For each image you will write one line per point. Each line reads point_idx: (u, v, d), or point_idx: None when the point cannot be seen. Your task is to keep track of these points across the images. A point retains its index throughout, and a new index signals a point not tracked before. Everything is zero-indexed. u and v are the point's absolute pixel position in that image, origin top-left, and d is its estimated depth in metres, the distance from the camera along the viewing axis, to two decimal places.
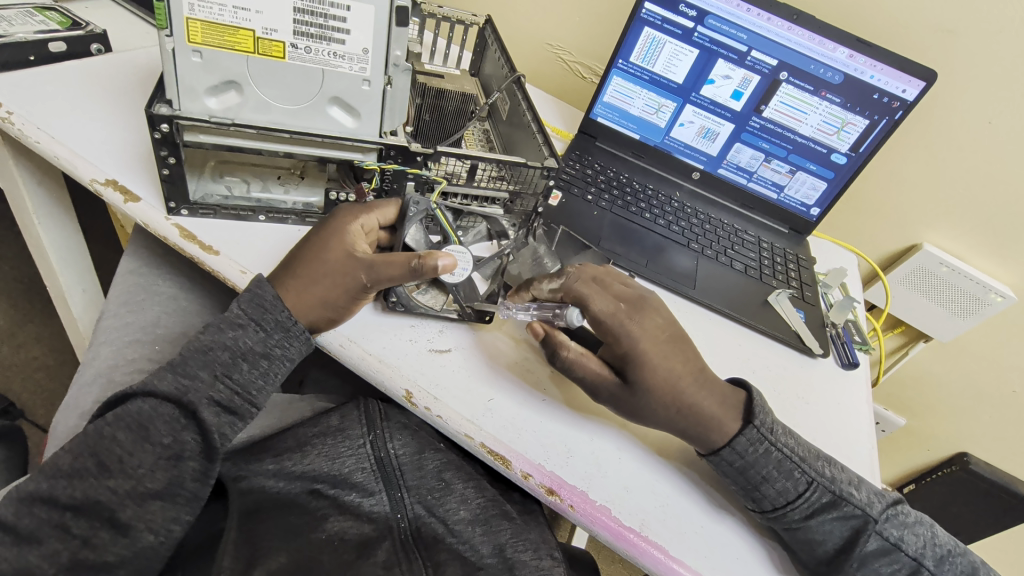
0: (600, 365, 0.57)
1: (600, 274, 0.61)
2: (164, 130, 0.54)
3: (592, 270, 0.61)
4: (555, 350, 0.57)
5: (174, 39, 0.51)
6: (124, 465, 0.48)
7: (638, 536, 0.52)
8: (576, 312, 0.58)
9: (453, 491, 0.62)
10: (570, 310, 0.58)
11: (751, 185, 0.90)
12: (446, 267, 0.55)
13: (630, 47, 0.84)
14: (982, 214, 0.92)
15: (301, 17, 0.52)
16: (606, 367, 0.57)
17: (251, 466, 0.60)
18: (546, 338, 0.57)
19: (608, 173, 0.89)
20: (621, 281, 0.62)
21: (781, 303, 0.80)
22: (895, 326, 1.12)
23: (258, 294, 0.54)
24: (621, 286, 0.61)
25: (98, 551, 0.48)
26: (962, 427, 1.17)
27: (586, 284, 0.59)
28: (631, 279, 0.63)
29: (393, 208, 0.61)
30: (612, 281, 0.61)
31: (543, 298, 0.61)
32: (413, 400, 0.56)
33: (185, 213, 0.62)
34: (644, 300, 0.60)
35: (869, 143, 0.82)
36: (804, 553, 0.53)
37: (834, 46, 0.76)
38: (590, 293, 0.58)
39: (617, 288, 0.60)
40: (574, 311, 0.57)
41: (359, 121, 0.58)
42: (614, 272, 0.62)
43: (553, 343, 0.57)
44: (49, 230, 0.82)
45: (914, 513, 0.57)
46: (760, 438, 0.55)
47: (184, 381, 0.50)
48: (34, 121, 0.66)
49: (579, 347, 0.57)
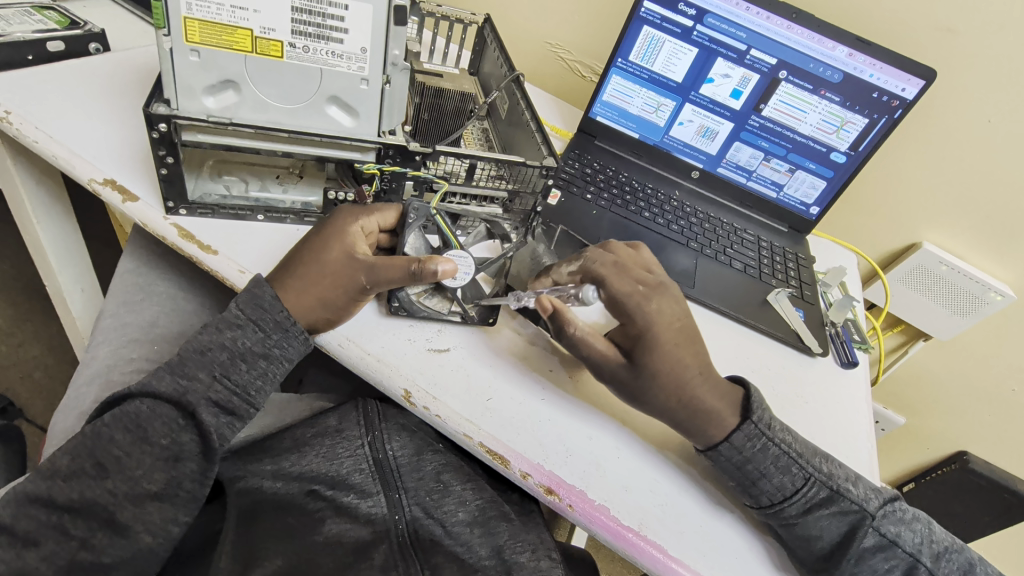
0: (608, 347, 0.57)
1: (623, 259, 0.59)
2: (163, 130, 0.54)
3: (614, 256, 0.60)
4: (562, 328, 0.57)
5: (172, 39, 0.51)
6: (122, 466, 0.48)
7: (638, 536, 0.52)
8: (593, 290, 0.57)
9: (452, 493, 0.62)
10: (587, 287, 0.57)
11: (750, 184, 0.90)
12: (447, 272, 0.55)
13: (629, 46, 0.84)
14: (983, 213, 0.92)
15: (299, 16, 0.52)
16: (612, 350, 0.57)
17: (250, 466, 0.60)
18: (555, 313, 0.57)
19: (608, 172, 0.89)
20: (643, 268, 0.60)
21: (781, 301, 0.80)
22: (894, 324, 1.11)
23: (257, 294, 0.54)
24: (643, 271, 0.59)
25: (95, 552, 0.48)
26: (960, 425, 1.17)
27: (605, 266, 0.58)
28: (654, 264, 0.62)
29: (393, 211, 0.61)
30: (632, 266, 0.59)
31: (561, 281, 0.62)
32: (412, 400, 0.56)
33: (184, 212, 0.62)
34: (665, 287, 0.59)
35: (868, 142, 0.82)
36: (802, 551, 0.53)
37: (833, 45, 0.76)
38: (609, 275, 0.58)
39: (637, 272, 0.59)
40: (591, 289, 0.57)
41: (358, 121, 0.58)
42: (635, 260, 0.61)
43: (561, 321, 0.57)
44: (48, 231, 0.82)
45: (912, 511, 0.56)
46: (758, 434, 0.55)
47: (183, 382, 0.50)
48: (33, 121, 0.66)
49: (588, 325, 0.58)
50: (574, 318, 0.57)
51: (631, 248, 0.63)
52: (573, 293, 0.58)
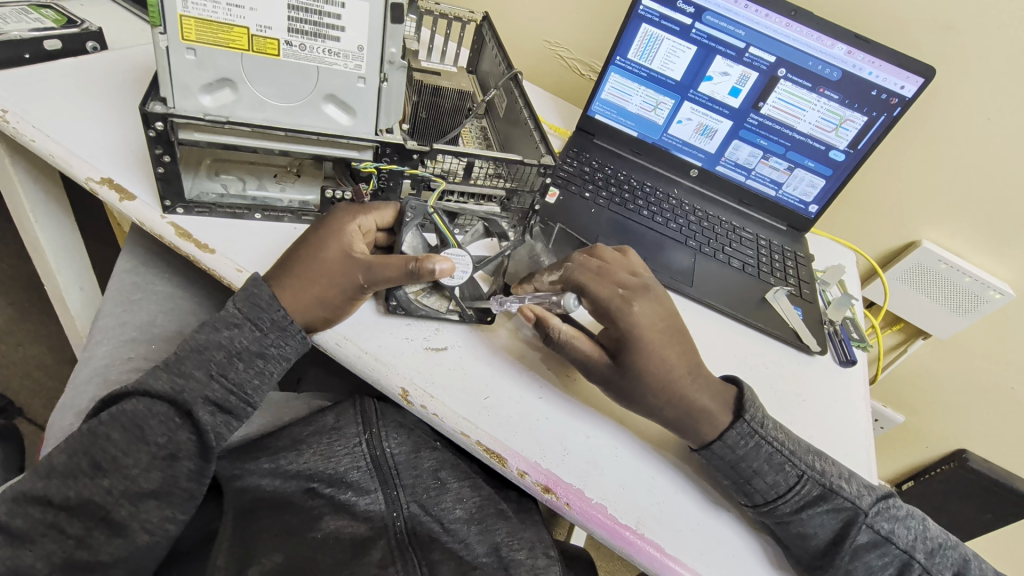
0: (592, 348, 0.57)
1: (605, 265, 0.60)
2: (159, 129, 0.54)
3: (597, 261, 0.61)
4: (546, 333, 0.58)
5: (168, 37, 0.51)
6: (119, 465, 0.48)
7: (635, 535, 0.52)
8: (575, 298, 0.58)
9: (450, 491, 0.62)
10: (568, 295, 0.58)
11: (749, 182, 0.90)
12: (444, 270, 0.55)
13: (627, 43, 0.83)
14: (983, 211, 0.92)
15: (296, 14, 0.52)
16: (597, 351, 0.57)
17: (247, 465, 0.60)
18: (538, 321, 0.58)
19: (606, 170, 0.89)
20: (626, 271, 0.61)
21: (779, 300, 0.79)
22: (893, 323, 1.11)
23: (254, 293, 0.54)
24: (624, 275, 0.60)
25: (92, 551, 0.48)
26: (958, 423, 1.17)
27: (586, 273, 0.59)
28: (639, 269, 0.63)
29: (391, 210, 0.61)
30: (615, 270, 0.60)
31: (544, 289, 0.62)
32: (409, 398, 0.56)
33: (181, 211, 0.62)
34: (648, 288, 0.59)
35: (867, 139, 0.81)
36: (797, 547, 0.53)
37: (832, 42, 0.76)
38: (590, 281, 0.58)
39: (620, 276, 0.59)
40: (571, 297, 0.58)
41: (354, 119, 0.58)
42: (619, 264, 0.62)
43: (545, 328, 0.58)
44: (46, 230, 0.82)
45: (906, 507, 0.57)
46: (750, 432, 0.55)
47: (180, 381, 0.50)
48: (30, 119, 0.66)
49: (571, 328, 0.58)
50: (558, 323, 0.58)
51: (617, 253, 0.63)
52: (555, 302, 0.59)
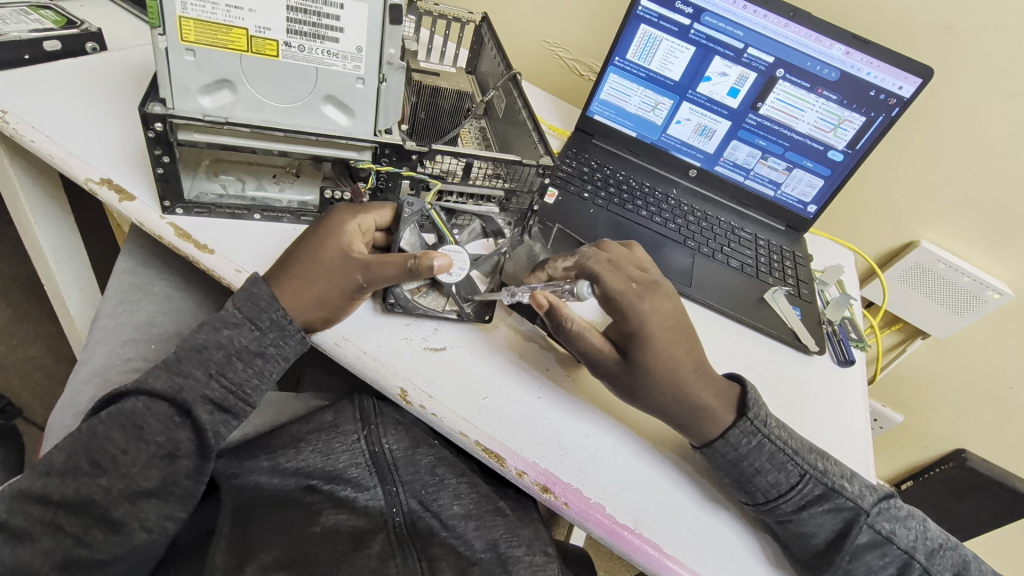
0: (602, 341, 0.57)
1: (616, 256, 0.59)
2: (157, 130, 0.54)
3: (607, 254, 0.59)
4: (559, 324, 0.57)
5: (167, 38, 0.51)
6: (118, 464, 0.48)
7: (632, 533, 0.52)
8: (588, 285, 0.57)
9: (447, 486, 0.62)
10: (581, 282, 0.57)
11: (748, 182, 0.90)
12: (442, 267, 0.55)
13: (626, 44, 0.83)
14: (982, 212, 0.92)
15: (294, 15, 0.52)
16: (608, 346, 0.57)
17: (246, 462, 0.60)
18: (551, 309, 0.57)
19: (605, 170, 0.89)
20: (636, 266, 0.60)
21: (778, 300, 0.79)
22: (892, 323, 1.11)
23: (254, 293, 0.54)
24: (635, 270, 0.59)
25: (91, 549, 0.48)
26: (957, 424, 1.17)
27: (600, 263, 0.58)
28: (648, 262, 0.62)
29: (389, 210, 0.61)
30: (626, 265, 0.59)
31: (556, 276, 0.61)
32: (408, 399, 0.56)
33: (180, 212, 0.62)
34: (658, 284, 0.59)
35: (866, 140, 0.81)
36: (797, 547, 0.53)
37: (830, 43, 0.76)
38: (603, 273, 0.57)
39: (632, 270, 0.59)
40: (585, 284, 0.57)
41: (353, 120, 0.58)
42: (629, 257, 0.61)
43: (558, 317, 0.57)
44: (45, 230, 0.82)
45: (906, 508, 0.57)
46: (753, 431, 0.55)
47: (179, 380, 0.50)
48: (29, 120, 0.66)
49: (583, 319, 0.58)
50: (571, 313, 0.57)
51: (625, 247, 0.63)
52: (568, 290, 0.58)
